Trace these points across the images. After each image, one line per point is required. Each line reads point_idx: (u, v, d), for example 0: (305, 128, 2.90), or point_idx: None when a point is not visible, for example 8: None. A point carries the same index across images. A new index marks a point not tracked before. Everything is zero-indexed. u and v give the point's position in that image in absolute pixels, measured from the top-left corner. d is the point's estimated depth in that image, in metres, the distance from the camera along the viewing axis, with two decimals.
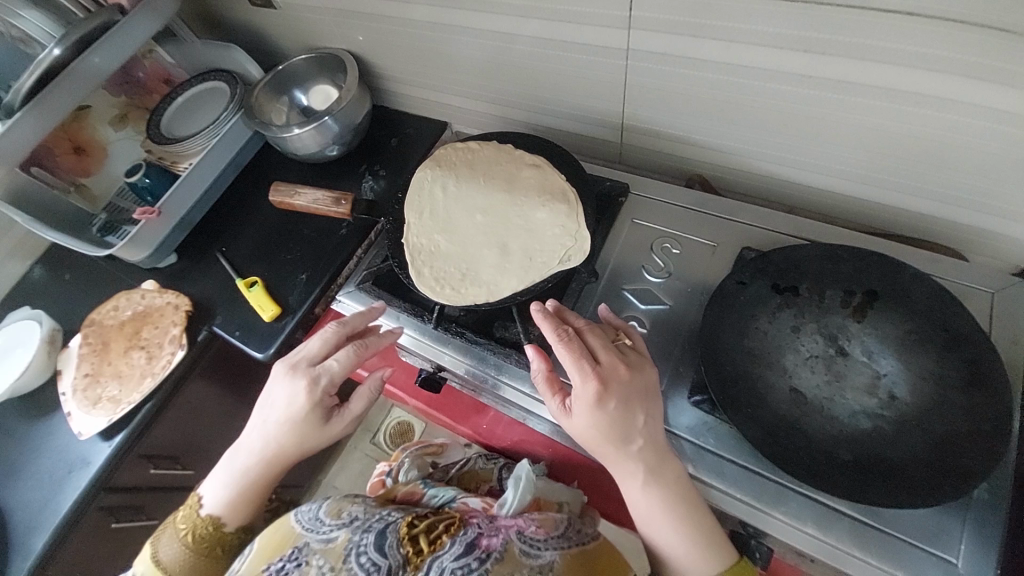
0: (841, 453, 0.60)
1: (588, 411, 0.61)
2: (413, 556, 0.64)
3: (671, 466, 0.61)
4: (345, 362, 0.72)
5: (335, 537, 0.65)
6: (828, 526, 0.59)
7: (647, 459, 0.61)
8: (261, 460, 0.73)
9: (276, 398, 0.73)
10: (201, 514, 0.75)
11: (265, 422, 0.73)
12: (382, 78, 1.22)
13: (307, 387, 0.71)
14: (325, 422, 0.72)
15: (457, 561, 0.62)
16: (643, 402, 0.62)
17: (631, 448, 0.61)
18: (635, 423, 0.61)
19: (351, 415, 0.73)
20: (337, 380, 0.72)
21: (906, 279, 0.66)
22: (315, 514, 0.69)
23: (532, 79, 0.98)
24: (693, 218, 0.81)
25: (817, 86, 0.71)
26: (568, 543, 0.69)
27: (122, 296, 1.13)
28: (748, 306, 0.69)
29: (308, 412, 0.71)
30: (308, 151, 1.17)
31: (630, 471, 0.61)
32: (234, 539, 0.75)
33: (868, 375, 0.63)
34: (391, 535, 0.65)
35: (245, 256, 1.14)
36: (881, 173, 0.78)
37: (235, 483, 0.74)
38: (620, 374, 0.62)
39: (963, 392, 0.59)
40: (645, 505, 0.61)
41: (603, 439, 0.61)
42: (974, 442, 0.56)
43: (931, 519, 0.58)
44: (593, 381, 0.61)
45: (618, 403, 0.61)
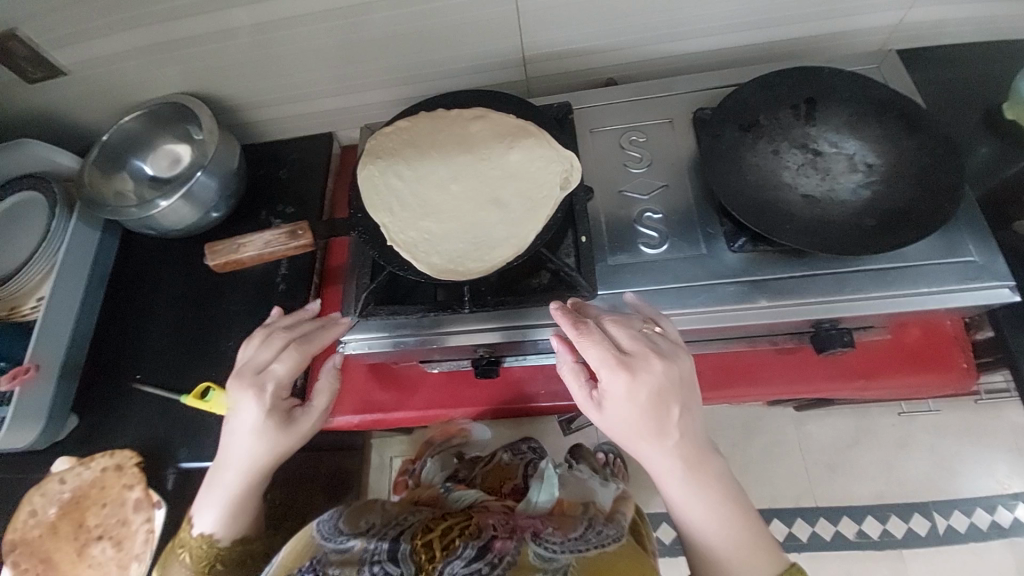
0: (868, 221, 0.68)
1: (619, 405, 0.58)
2: (426, 562, 0.59)
3: (707, 459, 0.60)
4: (291, 365, 0.67)
5: (351, 546, 0.61)
6: (886, 282, 0.69)
7: (682, 453, 0.59)
8: (242, 476, 0.66)
9: (234, 414, 0.66)
10: (195, 534, 0.69)
11: (233, 441, 0.66)
12: (240, 110, 1.06)
13: (254, 399, 0.65)
14: (290, 426, 0.67)
15: (469, 567, 0.58)
16: (677, 394, 0.58)
17: (668, 442, 0.58)
18: (671, 416, 0.58)
19: (317, 410, 0.69)
20: (286, 384, 0.67)
21: (826, 79, 0.78)
22: (333, 524, 0.65)
23: (420, 44, 0.93)
24: (638, 107, 0.86)
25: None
26: (585, 547, 0.63)
27: (34, 494, 0.86)
28: (733, 150, 0.75)
29: (264, 420, 0.65)
30: (188, 221, 0.97)
31: (666, 466, 0.60)
32: (233, 555, 0.70)
33: (844, 159, 0.73)
34: (406, 541, 0.61)
35: (174, 369, 0.93)
36: (753, 17, 0.90)
37: (219, 507, 0.67)
38: (653, 365, 0.58)
39: (909, 139, 0.72)
40: (682, 496, 0.60)
41: (638, 431, 0.58)
42: (938, 167, 0.70)
43: (943, 238, 0.71)
44: (621, 375, 0.57)
45: (650, 397, 0.57)
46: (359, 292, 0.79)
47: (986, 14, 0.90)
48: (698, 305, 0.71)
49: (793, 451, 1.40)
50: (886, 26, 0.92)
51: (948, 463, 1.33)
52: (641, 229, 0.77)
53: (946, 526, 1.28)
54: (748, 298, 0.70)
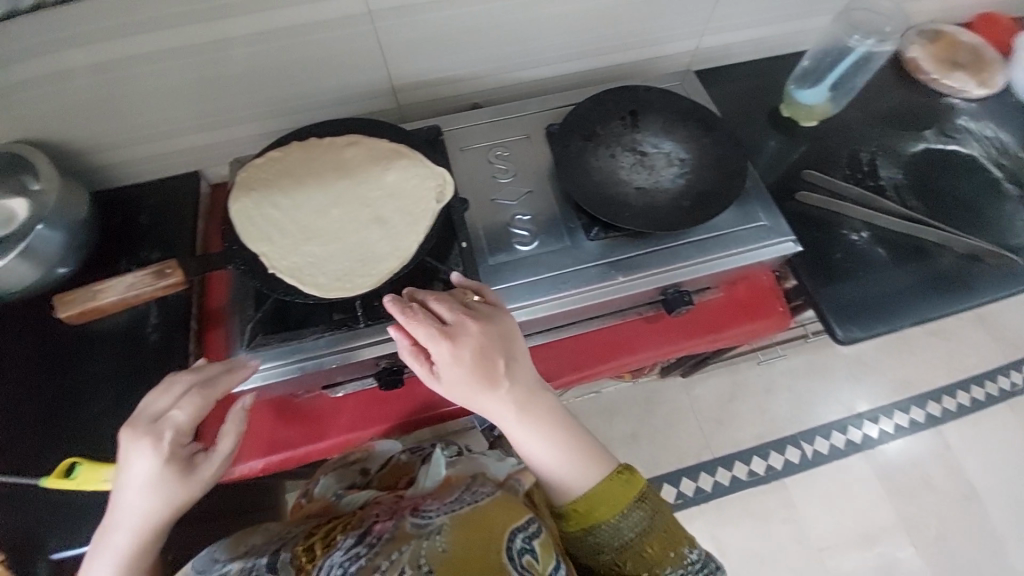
0: (686, 202, 0.85)
1: (449, 370, 0.65)
2: (306, 562, 0.61)
3: (538, 401, 0.69)
4: (193, 409, 0.63)
5: (228, 571, 0.61)
6: (710, 249, 0.86)
7: (515, 398, 0.67)
8: (137, 536, 0.61)
9: (126, 468, 0.61)
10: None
11: (125, 497, 0.60)
12: (83, 155, 0.98)
13: (149, 449, 0.61)
14: (191, 475, 0.62)
15: (345, 553, 0.59)
16: (497, 347, 0.67)
17: (500, 390, 0.66)
18: (496, 368, 0.66)
19: (221, 455, 0.65)
20: (187, 430, 0.63)
21: (642, 93, 0.95)
22: (209, 556, 0.65)
23: (284, 78, 0.95)
24: (500, 125, 0.97)
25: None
26: (458, 506, 0.66)
27: None
28: (579, 156, 0.88)
29: (161, 471, 0.61)
30: (26, 282, 0.87)
31: (505, 415, 0.68)
32: None
33: (664, 156, 0.90)
34: (287, 552, 0.64)
35: (26, 448, 0.82)
36: (585, 46, 1.07)
37: (99, 570, 0.60)
38: (469, 328, 0.67)
39: (707, 136, 0.91)
40: (526, 439, 0.68)
41: (471, 389, 0.66)
42: (730, 155, 0.89)
43: (744, 210, 0.90)
44: (443, 343, 0.65)
45: (472, 355, 0.65)
46: (246, 325, 0.77)
47: (755, 39, 1.16)
48: (571, 289, 0.82)
49: (684, 414, 1.59)
50: (688, 49, 1.15)
51: (804, 398, 1.61)
52: (515, 231, 0.87)
53: (813, 451, 1.55)
54: (609, 276, 0.83)
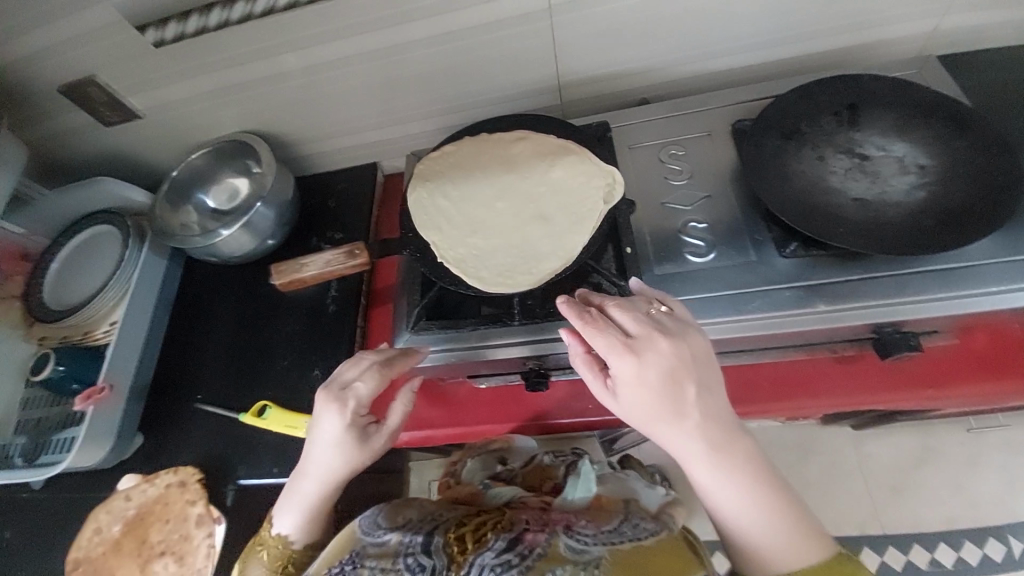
0: (926, 221, 0.67)
1: (631, 390, 0.58)
2: (458, 553, 0.61)
3: (732, 438, 0.58)
4: (372, 384, 0.68)
5: (388, 540, 0.64)
6: (953, 282, 0.67)
7: (705, 435, 0.57)
8: (321, 487, 0.68)
9: (317, 426, 0.68)
10: (270, 535, 0.70)
11: (314, 452, 0.67)
12: (293, 144, 1.13)
13: (334, 415, 0.66)
14: (366, 443, 0.68)
15: (497, 558, 0.59)
16: (690, 371, 0.58)
17: (688, 422, 0.57)
18: (686, 394, 0.57)
19: (390, 429, 0.70)
20: (366, 402, 0.68)
21: (867, 84, 0.78)
22: (373, 518, 0.68)
23: (461, 76, 0.98)
24: (676, 122, 0.88)
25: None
26: (619, 539, 0.62)
27: (101, 511, 0.90)
28: (777, 158, 0.76)
29: (343, 436, 0.66)
30: (246, 250, 1.04)
31: (689, 448, 0.58)
32: (303, 558, 0.70)
33: (894, 161, 0.72)
34: (439, 535, 0.64)
35: (232, 389, 0.97)
36: (784, 32, 0.92)
37: (295, 507, 0.68)
38: (660, 345, 0.58)
39: (961, 138, 0.71)
40: (711, 480, 0.58)
41: (654, 415, 0.57)
42: (997, 164, 0.68)
43: (1010, 235, 0.68)
44: (628, 358, 0.57)
45: (660, 376, 0.57)
46: (410, 309, 0.81)
47: None
48: (753, 312, 0.70)
49: (851, 474, 1.31)
50: (922, 32, 0.92)
51: None
52: (687, 239, 0.77)
53: None
54: (802, 303, 0.69)
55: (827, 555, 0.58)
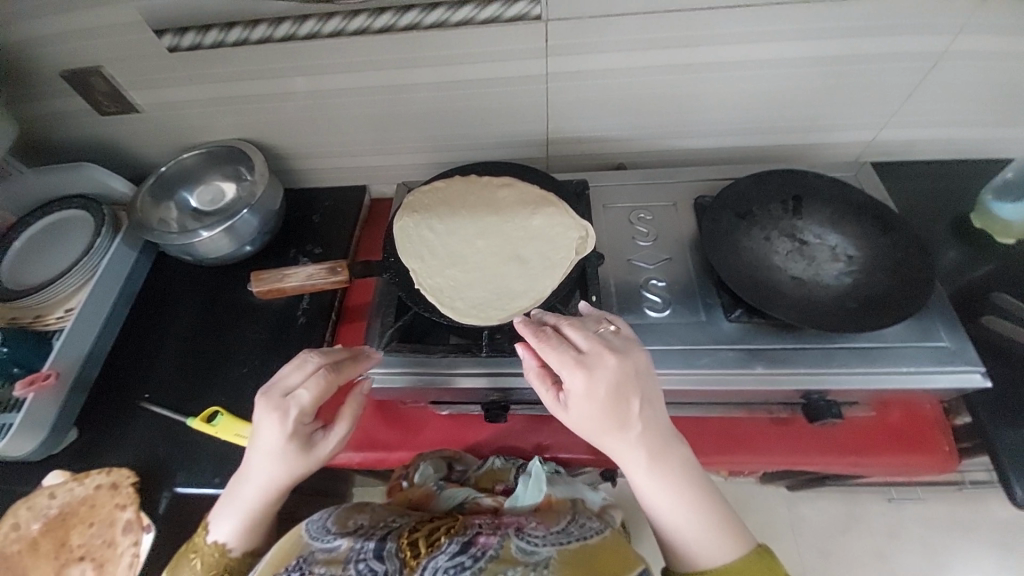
0: (850, 304, 0.77)
1: (580, 404, 0.62)
2: (410, 558, 0.63)
3: (670, 448, 0.63)
4: (316, 392, 0.67)
5: (338, 544, 0.65)
6: (869, 359, 0.76)
7: (646, 446, 0.62)
8: (261, 495, 0.67)
9: (257, 434, 0.66)
10: (208, 541, 0.69)
11: (254, 458, 0.66)
12: (287, 159, 1.17)
13: (277, 422, 0.65)
14: (311, 451, 0.67)
15: (451, 560, 0.62)
16: (634, 385, 0.62)
17: (632, 434, 0.62)
18: (631, 408, 0.62)
19: (338, 436, 0.69)
20: (309, 410, 0.67)
21: (812, 180, 0.90)
22: (322, 523, 0.69)
23: (460, 119, 1.06)
24: (647, 190, 0.97)
25: (693, 71, 0.96)
26: (566, 541, 0.66)
27: (20, 507, 0.84)
28: (731, 233, 0.85)
29: (285, 445, 0.65)
30: (221, 253, 1.05)
31: (633, 459, 0.63)
32: (243, 566, 0.69)
33: (828, 249, 0.83)
34: (392, 540, 0.66)
35: (185, 392, 0.95)
36: (745, 125, 1.05)
37: (236, 513, 0.68)
38: (607, 361, 0.63)
39: (884, 236, 0.82)
40: (653, 489, 0.63)
41: (602, 427, 0.62)
42: (913, 262, 0.79)
43: (917, 325, 0.79)
44: (578, 372, 0.62)
45: (607, 389, 0.61)
46: (381, 329, 0.83)
47: (945, 139, 1.05)
48: (702, 368, 0.77)
49: (783, 534, 1.38)
50: (858, 142, 1.07)
51: (937, 556, 1.31)
52: (648, 294, 0.85)
53: None
54: (744, 365, 0.77)
55: (752, 549, 0.63)
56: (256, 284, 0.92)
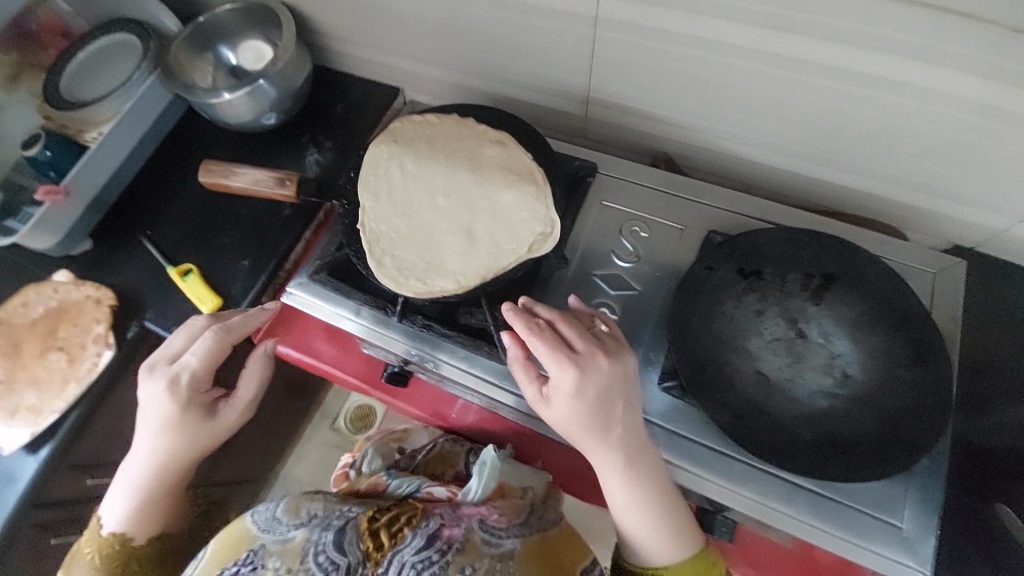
0: (803, 433, 0.63)
1: (569, 399, 0.60)
2: (373, 550, 0.65)
3: (649, 457, 0.63)
4: (202, 357, 0.72)
5: (293, 536, 0.65)
6: (790, 499, 0.63)
7: (626, 452, 0.62)
8: (152, 466, 0.74)
9: (148, 407, 0.72)
10: (104, 534, 0.77)
11: (144, 430, 0.73)
12: (321, 37, 1.08)
13: (167, 389, 0.71)
14: (210, 417, 0.73)
15: (418, 555, 0.63)
16: (622, 390, 0.62)
17: (612, 439, 0.61)
18: (615, 412, 0.61)
19: (239, 401, 0.75)
20: (200, 377, 0.72)
21: (862, 262, 0.68)
22: (272, 514, 0.68)
23: (495, 45, 0.90)
24: (661, 199, 0.81)
25: (785, 67, 0.71)
26: (528, 532, 0.72)
27: (31, 289, 0.96)
28: (716, 291, 0.69)
29: (181, 413, 0.71)
30: (242, 120, 0.99)
31: (609, 463, 0.62)
32: (147, 550, 0.79)
33: (824, 355, 0.66)
34: (351, 531, 0.66)
35: (177, 241, 0.98)
36: (833, 154, 0.81)
37: (137, 492, 0.75)
38: (598, 361, 0.62)
39: (907, 368, 0.63)
40: (624, 496, 0.63)
41: (582, 427, 0.61)
42: (921, 417, 0.61)
43: (879, 488, 0.63)
44: (570, 370, 0.60)
45: (596, 390, 0.60)
46: (319, 255, 0.83)
47: None
48: None
49: None
50: (979, 223, 0.80)
51: None
52: None
53: None
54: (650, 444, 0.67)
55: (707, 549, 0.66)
56: (200, 175, 0.93)
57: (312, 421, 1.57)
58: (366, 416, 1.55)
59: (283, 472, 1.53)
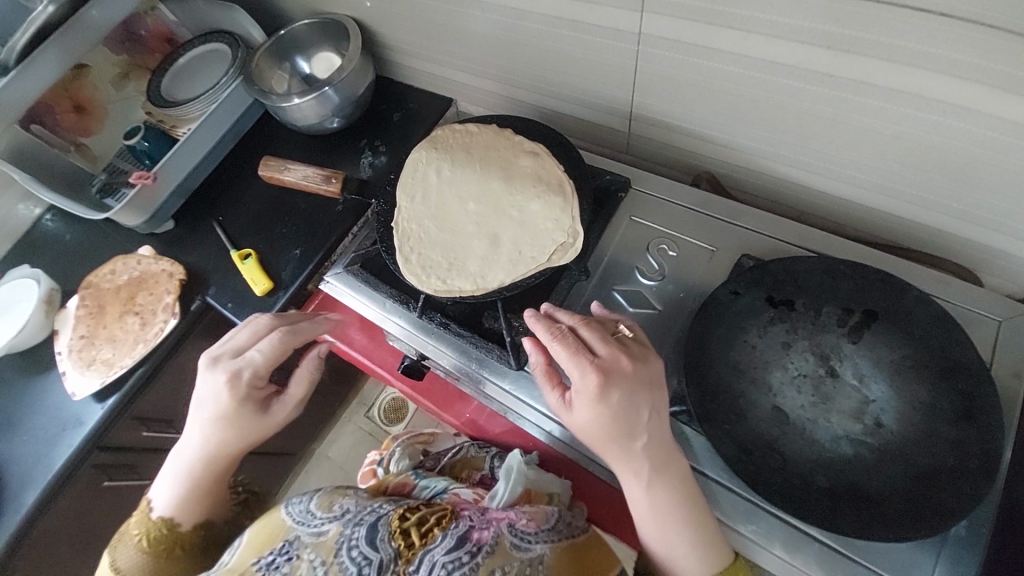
0: (818, 479, 0.59)
1: (590, 404, 0.58)
2: (405, 550, 0.57)
3: (675, 463, 0.59)
4: (267, 350, 0.73)
5: (327, 530, 0.59)
6: (797, 550, 0.60)
7: (651, 460, 0.58)
8: (204, 457, 0.73)
9: (207, 395, 0.72)
10: (153, 518, 0.74)
11: (198, 420, 0.72)
12: (385, 49, 1.15)
13: (229, 381, 0.71)
14: (265, 412, 0.73)
15: (448, 555, 0.57)
16: (648, 396, 0.59)
17: (636, 446, 0.58)
18: (639, 418, 0.58)
19: (291, 399, 0.74)
20: (261, 372, 0.73)
21: (910, 301, 0.62)
22: (307, 506, 0.62)
23: (540, 62, 0.91)
24: (693, 219, 0.78)
25: (851, 91, 0.65)
26: (558, 536, 0.64)
27: (120, 259, 1.09)
28: (739, 318, 0.66)
29: (238, 406, 0.71)
30: (308, 123, 1.07)
31: (634, 471, 0.59)
32: (193, 536, 0.75)
33: (856, 399, 0.61)
34: (384, 528, 0.59)
35: (242, 227, 1.08)
36: (897, 185, 0.74)
37: (183, 482, 0.74)
38: (620, 366, 0.59)
39: (951, 428, 0.57)
40: (650, 505, 0.59)
41: (605, 434, 0.58)
42: (958, 479, 0.55)
43: (904, 553, 0.58)
44: (592, 375, 0.58)
45: (619, 396, 0.58)
46: (357, 249, 0.90)
47: None
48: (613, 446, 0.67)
49: None
50: None
51: None
52: None
53: None
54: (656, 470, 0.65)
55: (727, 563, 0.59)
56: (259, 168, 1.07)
57: (348, 407, 1.64)
58: (399, 409, 1.61)
59: (317, 452, 1.61)
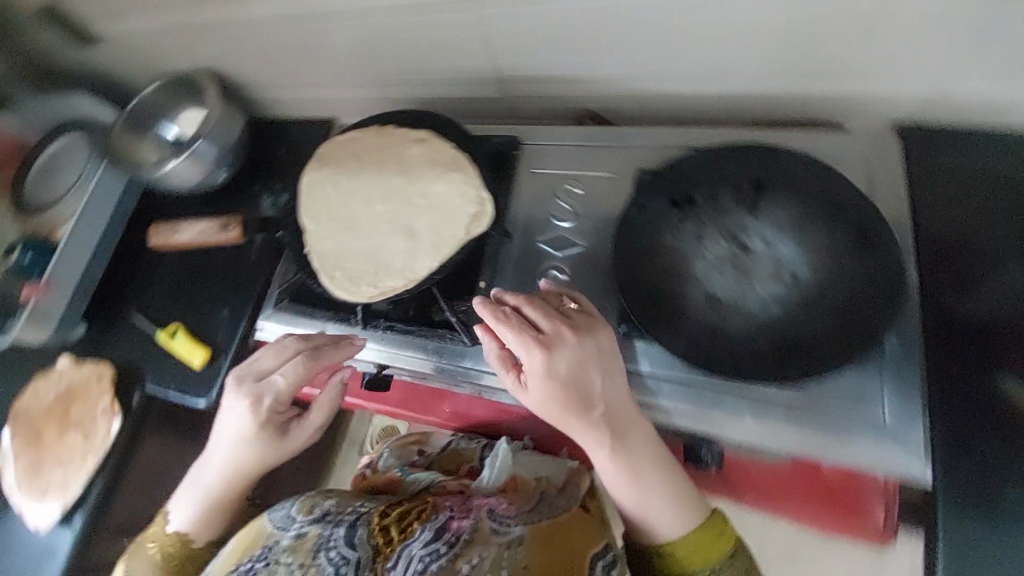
0: (762, 343, 0.63)
1: (540, 381, 0.60)
2: (383, 546, 0.59)
3: (633, 423, 0.61)
4: (289, 378, 0.71)
5: (306, 532, 0.61)
6: (766, 411, 0.65)
7: (610, 425, 0.60)
8: (224, 480, 0.73)
9: (229, 419, 0.72)
10: (168, 532, 0.74)
11: (223, 441, 0.73)
12: (250, 88, 1.12)
13: (253, 406, 0.71)
14: (284, 436, 0.73)
15: (426, 548, 0.57)
16: (596, 364, 0.61)
17: (592, 416, 0.60)
18: (591, 386, 0.60)
19: (312, 424, 0.74)
20: (282, 397, 0.72)
21: (787, 161, 0.67)
22: (287, 512, 0.65)
23: (401, 54, 0.91)
24: (588, 155, 0.81)
25: None
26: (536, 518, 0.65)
27: (41, 379, 1.02)
28: (652, 227, 0.69)
29: (261, 429, 0.71)
30: (193, 183, 1.02)
31: (596, 440, 0.61)
32: (206, 553, 0.75)
33: (770, 263, 0.66)
34: (362, 526, 0.61)
35: (160, 307, 1.03)
36: None
37: (201, 502, 0.74)
38: (565, 339, 0.61)
39: (855, 258, 0.62)
40: (617, 470, 0.61)
41: (561, 408, 0.60)
42: (873, 299, 0.60)
43: (851, 380, 0.64)
44: (536, 351, 0.60)
45: (567, 367, 0.59)
46: (282, 285, 0.88)
47: None
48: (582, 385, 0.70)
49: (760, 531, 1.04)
50: None
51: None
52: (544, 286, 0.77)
53: None
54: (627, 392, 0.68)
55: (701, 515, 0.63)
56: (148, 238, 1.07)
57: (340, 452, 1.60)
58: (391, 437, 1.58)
59: None
